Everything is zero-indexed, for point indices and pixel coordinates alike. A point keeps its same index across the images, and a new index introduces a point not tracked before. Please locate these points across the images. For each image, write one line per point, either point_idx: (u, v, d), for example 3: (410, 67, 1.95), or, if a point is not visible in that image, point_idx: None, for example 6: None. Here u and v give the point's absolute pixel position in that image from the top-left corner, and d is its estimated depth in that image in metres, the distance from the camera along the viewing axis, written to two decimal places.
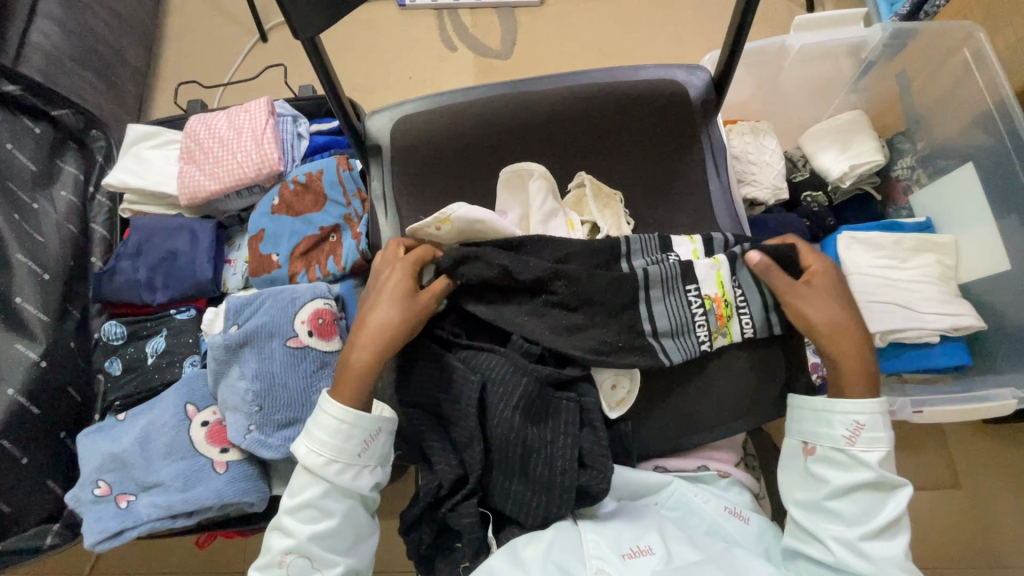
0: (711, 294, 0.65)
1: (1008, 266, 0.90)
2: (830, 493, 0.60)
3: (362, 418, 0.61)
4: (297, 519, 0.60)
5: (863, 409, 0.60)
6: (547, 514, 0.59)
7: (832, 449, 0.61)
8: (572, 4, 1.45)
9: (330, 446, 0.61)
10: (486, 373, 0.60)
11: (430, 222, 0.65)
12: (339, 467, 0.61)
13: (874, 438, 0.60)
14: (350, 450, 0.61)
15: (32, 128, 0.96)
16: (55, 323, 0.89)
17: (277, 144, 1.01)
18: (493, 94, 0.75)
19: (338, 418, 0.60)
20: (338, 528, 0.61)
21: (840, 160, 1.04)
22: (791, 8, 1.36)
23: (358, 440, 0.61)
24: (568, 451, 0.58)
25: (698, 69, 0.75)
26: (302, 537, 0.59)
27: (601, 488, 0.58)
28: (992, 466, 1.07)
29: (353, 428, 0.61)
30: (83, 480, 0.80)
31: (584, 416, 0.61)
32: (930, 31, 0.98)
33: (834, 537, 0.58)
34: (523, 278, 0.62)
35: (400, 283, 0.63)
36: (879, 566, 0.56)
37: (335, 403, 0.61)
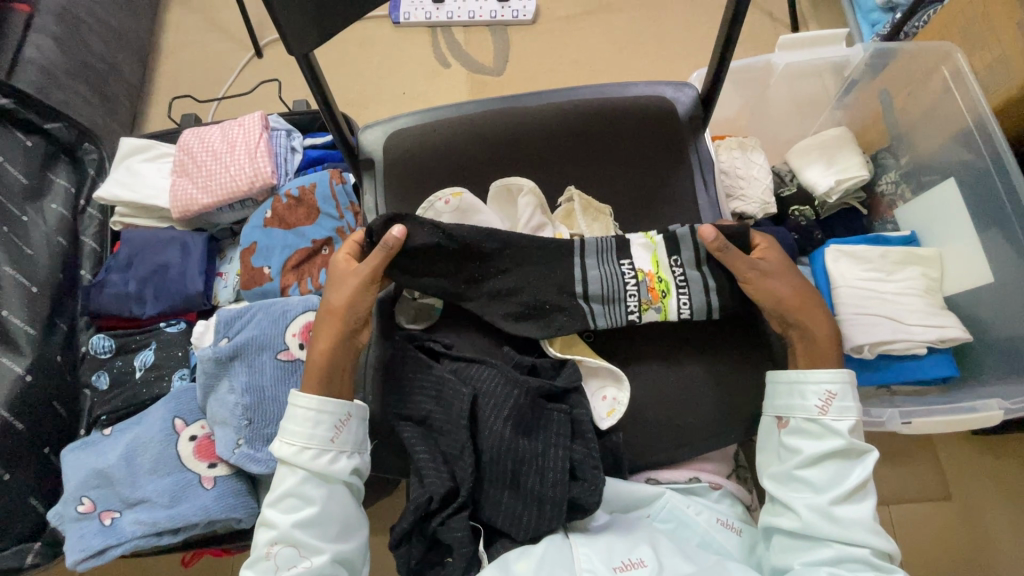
0: (644, 268, 0.66)
1: (992, 279, 0.92)
2: (803, 462, 0.61)
3: (330, 403, 0.62)
4: (279, 510, 0.60)
5: (835, 378, 0.62)
6: (539, 527, 0.58)
7: (805, 420, 0.62)
8: (564, 23, 1.48)
9: (302, 435, 0.62)
10: (477, 386, 0.60)
11: (442, 194, 0.68)
12: (313, 454, 0.61)
13: (846, 407, 0.61)
14: (321, 436, 0.62)
15: (24, 141, 0.96)
16: (42, 337, 0.88)
17: (270, 158, 1.01)
18: (484, 110, 0.76)
19: (305, 407, 0.62)
20: (322, 514, 0.60)
21: (826, 174, 1.07)
22: (775, 29, 1.40)
23: (327, 425, 0.62)
24: (559, 464, 0.58)
25: (686, 86, 0.78)
26: (286, 526, 0.59)
27: (592, 500, 0.58)
28: (982, 478, 1.08)
29: (322, 414, 0.62)
30: (66, 496, 0.79)
31: (576, 427, 0.61)
32: (910, 51, 1.01)
33: (805, 504, 0.59)
34: (458, 234, 0.64)
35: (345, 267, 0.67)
36: (847, 527, 0.57)
37: (304, 396, 0.63)
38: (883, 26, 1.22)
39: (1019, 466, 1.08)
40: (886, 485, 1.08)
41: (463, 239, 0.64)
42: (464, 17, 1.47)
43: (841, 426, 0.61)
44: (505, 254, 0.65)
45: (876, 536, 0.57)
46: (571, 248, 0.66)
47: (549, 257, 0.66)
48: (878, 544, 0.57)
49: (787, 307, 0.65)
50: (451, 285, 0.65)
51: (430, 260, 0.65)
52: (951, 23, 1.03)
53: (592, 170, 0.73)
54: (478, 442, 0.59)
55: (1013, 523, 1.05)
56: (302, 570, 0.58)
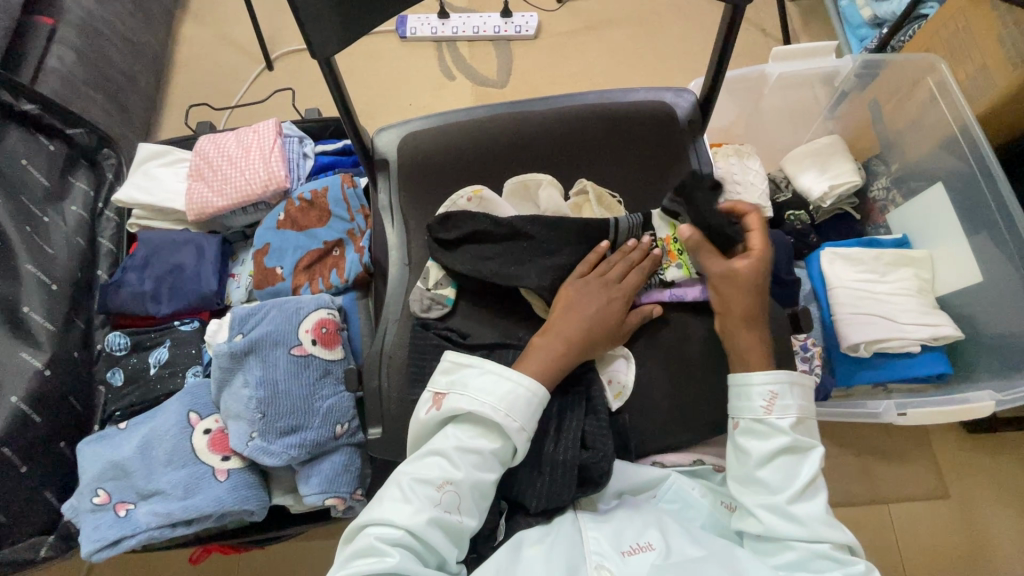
0: (663, 236, 0.73)
1: (980, 279, 0.96)
2: (757, 463, 0.61)
3: (518, 411, 0.57)
4: (463, 460, 0.57)
5: (776, 378, 0.63)
6: (550, 497, 0.59)
7: (753, 420, 0.63)
8: (564, 38, 1.54)
9: (523, 413, 0.57)
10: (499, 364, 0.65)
11: (462, 192, 0.71)
12: (525, 437, 0.58)
13: (788, 406, 0.62)
14: (534, 421, 0.58)
15: (47, 145, 1.00)
16: (60, 333, 0.91)
17: (283, 163, 1.05)
18: (494, 114, 0.80)
19: (530, 388, 0.58)
20: (490, 487, 0.58)
21: (820, 180, 1.11)
22: (768, 44, 1.45)
23: (540, 413, 0.59)
24: (572, 433, 0.61)
25: (685, 92, 0.81)
26: (465, 480, 0.56)
27: (602, 470, 0.60)
28: (978, 476, 1.10)
29: (541, 403, 0.59)
30: (82, 489, 0.80)
31: (589, 403, 0.63)
32: (897, 62, 1.05)
33: (765, 506, 0.60)
34: (505, 221, 0.69)
35: (609, 312, 0.65)
36: (807, 526, 0.57)
37: (528, 376, 0.59)
38: (871, 40, 1.27)
39: (1012, 464, 1.10)
40: (885, 484, 1.10)
41: (513, 222, 0.69)
42: (469, 32, 1.53)
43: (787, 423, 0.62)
44: (556, 240, 0.69)
45: (833, 528, 0.57)
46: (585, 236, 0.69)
47: (581, 239, 0.69)
48: (836, 537, 0.57)
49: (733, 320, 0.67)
50: (495, 264, 0.68)
51: (481, 247, 0.69)
52: (934, 36, 1.09)
53: (596, 171, 0.77)
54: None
55: (1010, 520, 1.06)
56: (453, 524, 0.55)
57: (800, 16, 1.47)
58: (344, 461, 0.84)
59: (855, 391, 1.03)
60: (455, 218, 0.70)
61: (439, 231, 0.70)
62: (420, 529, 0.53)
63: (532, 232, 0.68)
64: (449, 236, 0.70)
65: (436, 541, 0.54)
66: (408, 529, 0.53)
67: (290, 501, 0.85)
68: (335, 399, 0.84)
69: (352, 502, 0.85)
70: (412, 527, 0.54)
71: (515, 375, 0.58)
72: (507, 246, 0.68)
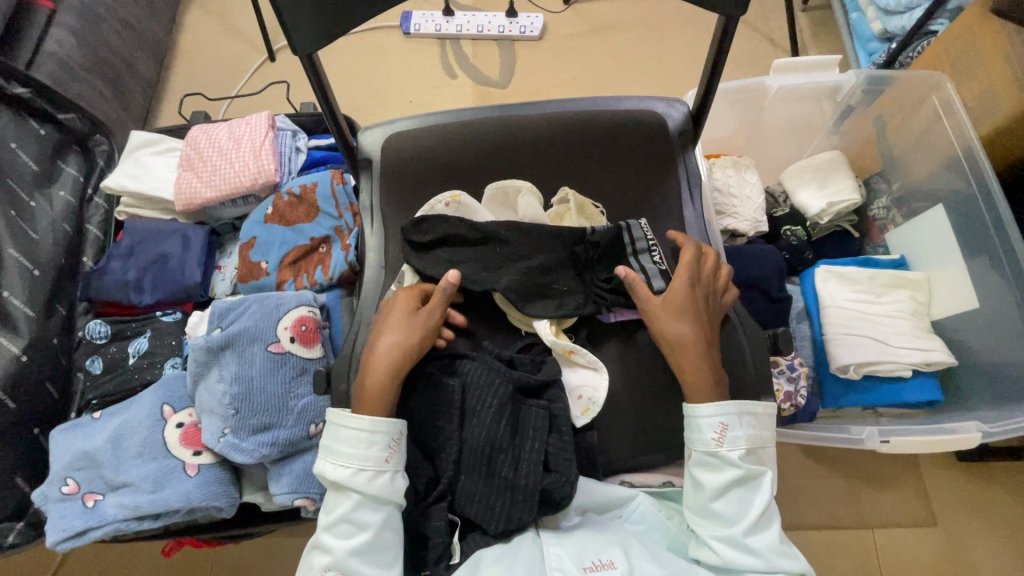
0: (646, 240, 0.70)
1: (977, 305, 0.94)
2: (712, 496, 0.60)
3: (381, 423, 0.59)
4: (334, 534, 0.57)
5: (725, 409, 0.61)
6: (510, 520, 0.58)
7: (705, 453, 0.61)
8: (569, 40, 1.52)
9: (356, 458, 0.58)
10: (467, 378, 0.61)
11: (442, 198, 0.70)
12: (367, 477, 0.57)
13: (737, 438, 0.60)
14: (375, 458, 0.58)
15: (38, 129, 0.99)
16: (40, 319, 0.90)
17: (274, 156, 1.04)
18: (482, 117, 0.78)
19: (357, 428, 0.59)
20: (376, 541, 0.56)
21: (819, 197, 1.09)
22: (776, 55, 1.43)
23: (380, 447, 0.58)
24: (535, 454, 0.59)
25: (678, 102, 0.79)
26: (340, 552, 0.56)
27: (565, 493, 0.59)
28: (968, 506, 1.07)
29: (374, 436, 0.58)
30: (52, 477, 0.80)
31: (553, 422, 0.62)
32: (904, 79, 1.03)
33: (721, 539, 0.58)
34: (480, 226, 0.68)
35: (413, 313, 0.63)
36: (763, 558, 0.56)
37: (356, 418, 0.59)
38: (880, 55, 1.24)
39: (1003, 496, 1.08)
40: (869, 509, 1.08)
41: (488, 230, 0.67)
42: (473, 31, 1.51)
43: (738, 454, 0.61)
44: (527, 245, 0.67)
45: (787, 557, 0.57)
46: (563, 244, 0.68)
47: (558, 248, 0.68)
48: (790, 566, 0.57)
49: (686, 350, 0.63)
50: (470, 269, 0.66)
51: (454, 252, 0.68)
52: (943, 54, 1.06)
53: (582, 179, 0.75)
54: (463, 429, 0.60)
55: (997, 554, 1.04)
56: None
57: (809, 28, 1.45)
58: (315, 462, 0.83)
59: (843, 412, 1.02)
60: (428, 223, 0.69)
61: (412, 234, 0.69)
62: None
63: (506, 239, 0.67)
64: (422, 240, 0.69)
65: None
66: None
67: (260, 499, 0.84)
68: (311, 398, 0.84)
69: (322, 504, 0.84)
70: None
71: (341, 426, 0.60)
72: (481, 252, 0.67)
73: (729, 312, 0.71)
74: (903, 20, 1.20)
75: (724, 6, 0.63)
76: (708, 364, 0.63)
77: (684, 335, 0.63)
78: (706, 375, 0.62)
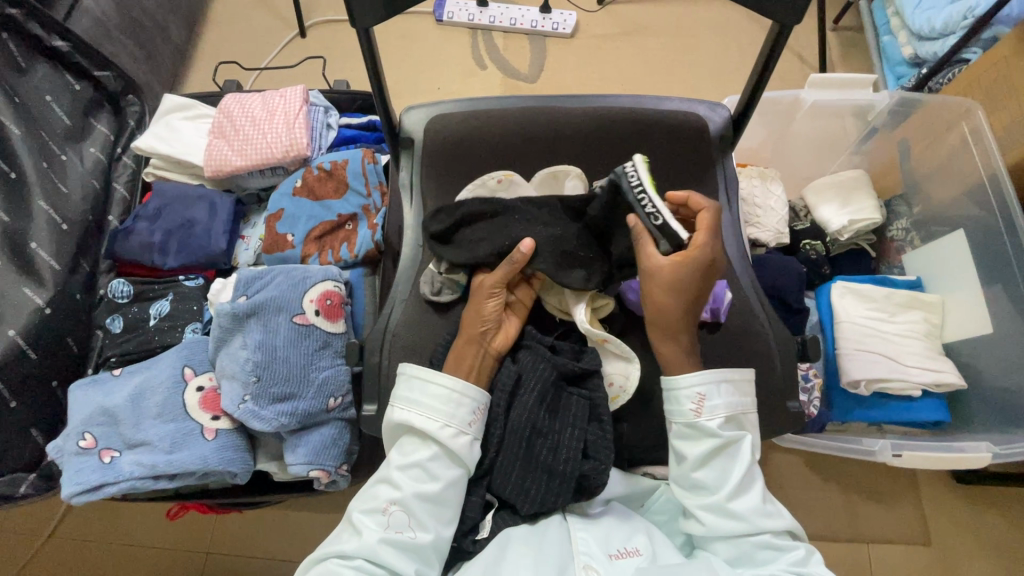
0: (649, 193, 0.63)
1: (989, 330, 0.96)
2: (693, 466, 0.60)
3: (472, 390, 0.59)
4: (406, 475, 0.57)
5: (703, 379, 0.62)
6: (544, 503, 0.58)
7: (683, 424, 0.62)
8: (601, 40, 1.53)
9: (443, 412, 0.58)
10: (519, 365, 0.63)
11: (494, 175, 0.72)
12: (452, 433, 0.58)
13: (716, 406, 0.61)
14: (461, 418, 0.59)
15: (73, 84, 0.99)
16: (65, 273, 0.90)
17: (306, 130, 1.04)
18: (525, 106, 0.79)
19: (448, 386, 0.59)
20: (442, 494, 0.57)
21: (841, 214, 1.10)
22: (804, 71, 1.45)
23: (468, 409, 0.59)
24: (574, 442, 0.59)
25: (720, 107, 0.80)
26: (410, 493, 0.56)
27: (600, 481, 0.59)
28: (962, 527, 1.09)
29: (463, 398, 0.59)
30: (69, 431, 0.80)
31: (594, 411, 0.62)
32: (933, 104, 1.04)
33: (704, 507, 0.59)
34: (492, 204, 0.69)
35: (481, 285, 0.65)
36: (745, 521, 0.57)
37: (448, 374, 0.60)
38: (909, 80, 1.25)
39: (997, 520, 1.10)
40: (866, 523, 1.09)
41: (498, 209, 0.69)
42: (506, 24, 1.52)
43: (716, 423, 0.61)
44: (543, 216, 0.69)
45: (769, 517, 0.58)
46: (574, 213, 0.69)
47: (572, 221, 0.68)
48: (774, 527, 0.58)
49: (664, 318, 0.63)
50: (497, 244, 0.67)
51: (476, 232, 0.69)
52: (975, 82, 1.07)
53: None
54: (507, 412, 0.61)
55: None
56: (407, 540, 0.55)
57: (838, 48, 1.46)
58: (332, 434, 0.83)
59: (849, 427, 1.03)
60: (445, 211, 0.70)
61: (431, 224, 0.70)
62: (371, 551, 0.53)
63: (518, 215, 0.69)
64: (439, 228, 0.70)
65: (391, 559, 0.53)
66: (359, 550, 0.53)
67: (274, 468, 0.84)
68: (331, 371, 0.84)
69: (336, 477, 0.85)
70: (361, 548, 0.54)
71: (434, 377, 0.59)
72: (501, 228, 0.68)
73: (761, 315, 0.72)
74: (935, 46, 1.20)
75: (781, 14, 0.63)
76: (680, 336, 0.63)
77: (665, 305, 0.62)
78: (675, 351, 0.63)
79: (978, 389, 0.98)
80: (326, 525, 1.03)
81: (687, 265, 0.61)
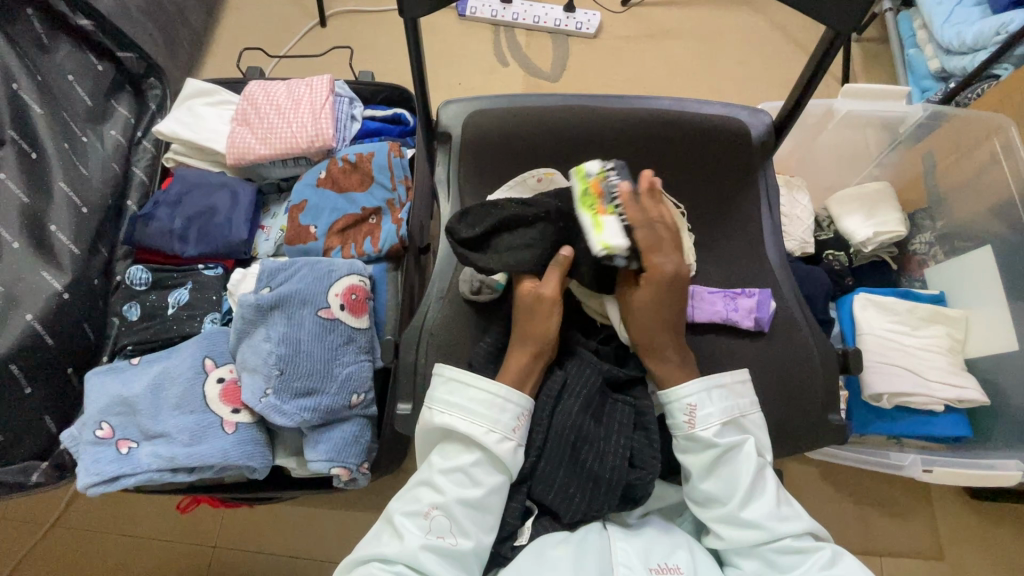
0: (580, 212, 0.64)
1: (1014, 348, 0.96)
2: (699, 479, 0.59)
3: (516, 394, 0.58)
4: (448, 480, 0.56)
5: (692, 390, 0.60)
6: (589, 511, 0.58)
7: (681, 438, 0.61)
8: (624, 42, 1.52)
9: (486, 417, 0.57)
10: (564, 371, 0.62)
11: (535, 172, 0.71)
12: (496, 439, 0.57)
13: (709, 415, 0.60)
14: (505, 424, 0.57)
15: (96, 65, 0.97)
16: (83, 258, 0.88)
17: (332, 121, 1.02)
18: (565, 104, 0.78)
19: (492, 391, 0.58)
20: (485, 501, 0.56)
21: (865, 225, 1.10)
22: (827, 81, 1.44)
23: (512, 414, 0.58)
24: (620, 450, 0.58)
25: (762, 112, 0.79)
26: (452, 499, 0.55)
27: (647, 491, 0.58)
28: (975, 542, 1.09)
29: (507, 403, 0.58)
30: (86, 420, 0.78)
31: (639, 420, 0.61)
32: (964, 118, 1.04)
33: (720, 520, 0.58)
34: (531, 204, 0.66)
35: (538, 299, 0.61)
36: (761, 529, 0.56)
37: (491, 378, 0.58)
38: (935, 93, 1.25)
39: (1010, 537, 1.10)
40: (879, 536, 1.09)
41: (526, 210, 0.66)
42: (529, 21, 1.51)
43: (713, 431, 0.60)
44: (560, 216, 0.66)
45: (786, 521, 0.56)
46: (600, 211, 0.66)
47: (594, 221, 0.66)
48: (793, 530, 0.56)
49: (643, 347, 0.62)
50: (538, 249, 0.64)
51: (513, 237, 0.65)
52: (1006, 98, 1.07)
53: (661, 179, 0.75)
54: (550, 417, 0.60)
55: None
56: (448, 546, 0.54)
57: (861, 59, 1.46)
58: (354, 432, 0.82)
59: (868, 440, 1.03)
60: (472, 215, 0.66)
61: (459, 230, 0.65)
62: (412, 557, 0.52)
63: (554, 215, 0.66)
64: (469, 233, 0.65)
65: (433, 566, 0.52)
66: (400, 556, 0.53)
67: (293, 464, 0.83)
68: (355, 367, 0.83)
69: (357, 474, 0.83)
70: (403, 553, 0.53)
71: (479, 381, 0.58)
72: (541, 230, 0.65)
73: (800, 326, 0.71)
74: (964, 60, 1.20)
75: (837, 21, 0.63)
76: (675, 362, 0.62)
77: (644, 335, 0.62)
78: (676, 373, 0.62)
79: (1001, 406, 0.97)
80: (338, 522, 1.02)
81: (653, 292, 0.62)
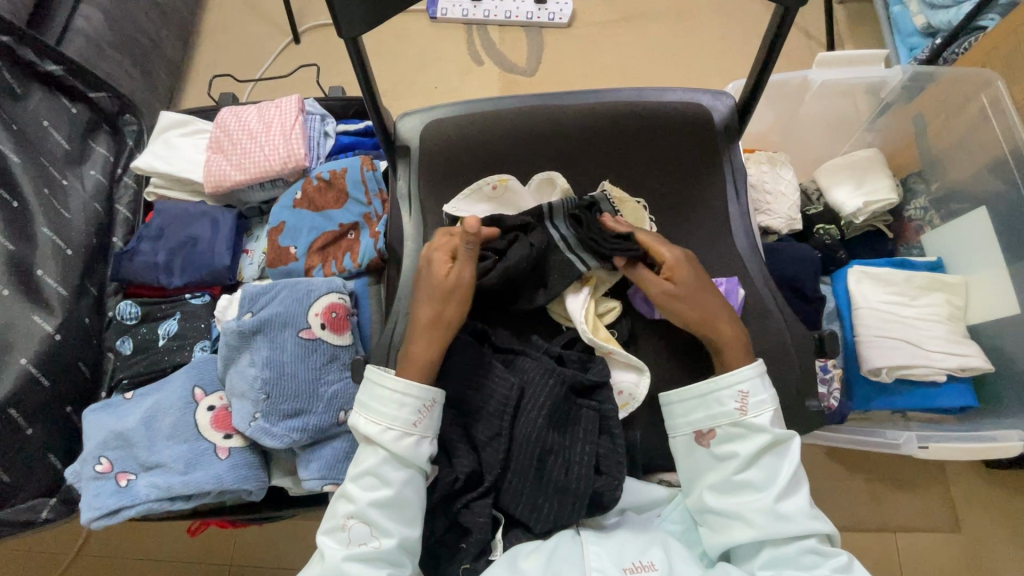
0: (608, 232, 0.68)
1: (1016, 310, 0.92)
2: (742, 466, 0.59)
3: (415, 387, 0.60)
4: (359, 486, 0.59)
5: (745, 375, 0.61)
6: (557, 520, 0.59)
7: (729, 424, 0.61)
8: (599, 28, 1.49)
9: (387, 417, 0.60)
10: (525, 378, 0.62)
11: (488, 180, 0.71)
12: (394, 437, 0.59)
13: (761, 401, 0.60)
14: (405, 419, 0.60)
15: (69, 108, 0.99)
16: (72, 298, 0.91)
17: (304, 140, 1.03)
18: (521, 105, 0.76)
19: (390, 389, 0.60)
20: (398, 498, 0.58)
21: (855, 195, 1.06)
22: (811, 47, 1.39)
23: (410, 409, 0.60)
24: (585, 457, 0.59)
25: (723, 94, 0.77)
26: (363, 503, 0.58)
27: (613, 496, 0.59)
28: (993, 512, 1.06)
29: (406, 398, 0.60)
30: (85, 456, 0.81)
31: (604, 425, 0.62)
32: (948, 77, 1.00)
33: (753, 511, 0.57)
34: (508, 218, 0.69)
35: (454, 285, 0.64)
36: (795, 522, 0.55)
37: (390, 378, 0.61)
38: (922, 51, 1.20)
39: None
40: (893, 513, 1.07)
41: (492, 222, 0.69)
42: (500, 17, 1.48)
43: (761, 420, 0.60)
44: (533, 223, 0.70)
45: (816, 519, 0.56)
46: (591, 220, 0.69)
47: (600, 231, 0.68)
48: (822, 528, 0.56)
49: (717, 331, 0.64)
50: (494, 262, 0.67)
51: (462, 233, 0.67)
52: (993, 51, 1.02)
53: (625, 173, 0.74)
54: (512, 425, 0.60)
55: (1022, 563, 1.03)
56: (370, 550, 0.56)
57: (846, 21, 1.41)
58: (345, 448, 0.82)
59: (873, 415, 1.00)
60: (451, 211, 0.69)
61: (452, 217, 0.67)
62: (337, 567, 0.55)
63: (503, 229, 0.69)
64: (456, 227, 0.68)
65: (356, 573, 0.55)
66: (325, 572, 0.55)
67: (288, 484, 0.84)
68: (340, 384, 0.84)
69: None
70: (327, 569, 0.56)
71: (374, 385, 0.61)
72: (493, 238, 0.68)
73: (774, 313, 0.70)
74: (948, 14, 1.15)
75: None
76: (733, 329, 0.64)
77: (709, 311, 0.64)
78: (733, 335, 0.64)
79: (1008, 372, 0.94)
80: None
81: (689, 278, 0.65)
